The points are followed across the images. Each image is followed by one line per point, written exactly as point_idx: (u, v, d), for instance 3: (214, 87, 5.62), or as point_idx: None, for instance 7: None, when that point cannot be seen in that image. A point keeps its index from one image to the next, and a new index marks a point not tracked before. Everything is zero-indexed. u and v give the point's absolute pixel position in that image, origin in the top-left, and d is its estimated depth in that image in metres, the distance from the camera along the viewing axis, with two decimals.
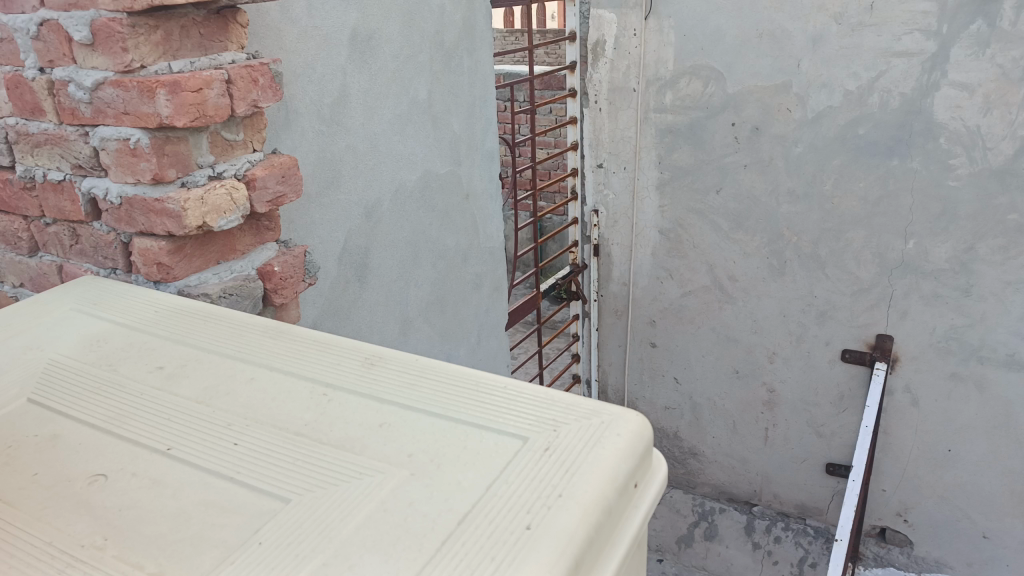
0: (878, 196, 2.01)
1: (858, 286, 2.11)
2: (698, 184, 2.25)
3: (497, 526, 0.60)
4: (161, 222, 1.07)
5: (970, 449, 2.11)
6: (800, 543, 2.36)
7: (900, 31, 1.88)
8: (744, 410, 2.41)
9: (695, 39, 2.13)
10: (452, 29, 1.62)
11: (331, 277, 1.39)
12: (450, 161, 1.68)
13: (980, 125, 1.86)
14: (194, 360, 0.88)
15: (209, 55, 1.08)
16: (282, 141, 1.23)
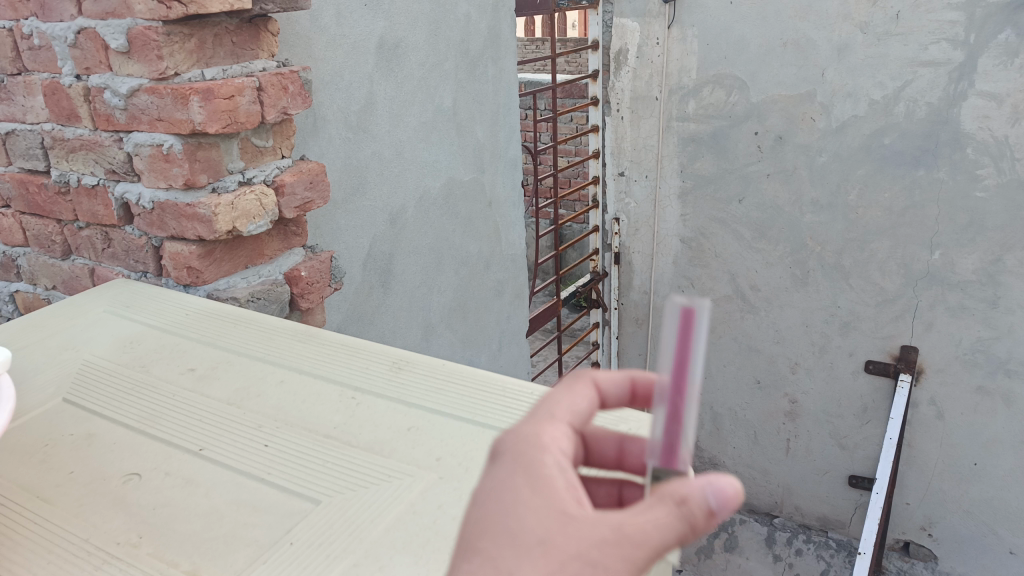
0: (904, 206, 1.99)
1: (882, 297, 2.09)
2: (720, 194, 2.24)
3: None
4: (192, 227, 1.08)
5: (996, 463, 2.07)
6: (822, 556, 2.31)
7: (926, 40, 1.86)
8: (766, 420, 2.40)
9: (718, 48, 2.13)
10: (478, 38, 1.63)
11: (356, 283, 1.41)
12: (474, 169, 1.69)
13: (1008, 136, 1.83)
14: (224, 362, 0.90)
15: (241, 63, 1.10)
16: (309, 148, 1.24)
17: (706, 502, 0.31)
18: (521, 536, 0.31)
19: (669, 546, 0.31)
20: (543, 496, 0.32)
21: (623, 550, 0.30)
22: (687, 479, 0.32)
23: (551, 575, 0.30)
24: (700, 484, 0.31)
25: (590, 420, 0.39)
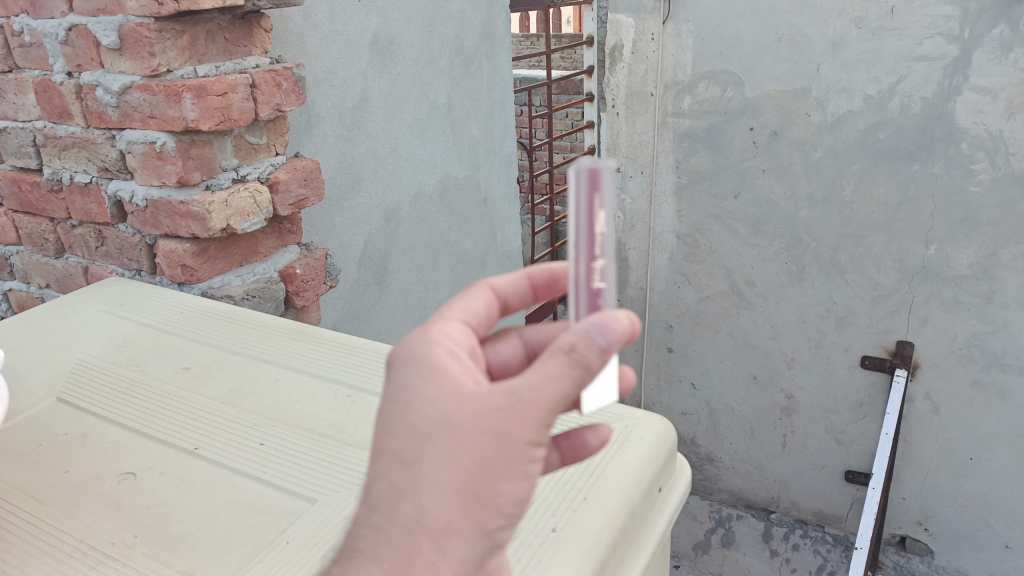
0: (898, 201, 1.86)
1: (877, 292, 1.97)
2: (715, 189, 2.09)
3: (523, 530, 0.62)
4: (185, 225, 1.08)
5: (991, 457, 1.99)
6: (819, 551, 2.26)
7: (920, 35, 1.74)
8: (761, 417, 2.28)
9: (714, 44, 1.97)
10: (472, 34, 1.62)
11: (351, 281, 1.40)
12: (469, 166, 1.68)
13: (1004, 130, 1.71)
14: (219, 361, 0.89)
15: (234, 60, 1.09)
16: (304, 145, 1.24)
17: (595, 342, 0.39)
18: (423, 422, 0.40)
19: (560, 390, 0.39)
20: (438, 385, 0.41)
21: (515, 409, 0.39)
22: (571, 329, 0.40)
23: (451, 444, 0.39)
24: (583, 325, 0.39)
25: (484, 315, 0.48)
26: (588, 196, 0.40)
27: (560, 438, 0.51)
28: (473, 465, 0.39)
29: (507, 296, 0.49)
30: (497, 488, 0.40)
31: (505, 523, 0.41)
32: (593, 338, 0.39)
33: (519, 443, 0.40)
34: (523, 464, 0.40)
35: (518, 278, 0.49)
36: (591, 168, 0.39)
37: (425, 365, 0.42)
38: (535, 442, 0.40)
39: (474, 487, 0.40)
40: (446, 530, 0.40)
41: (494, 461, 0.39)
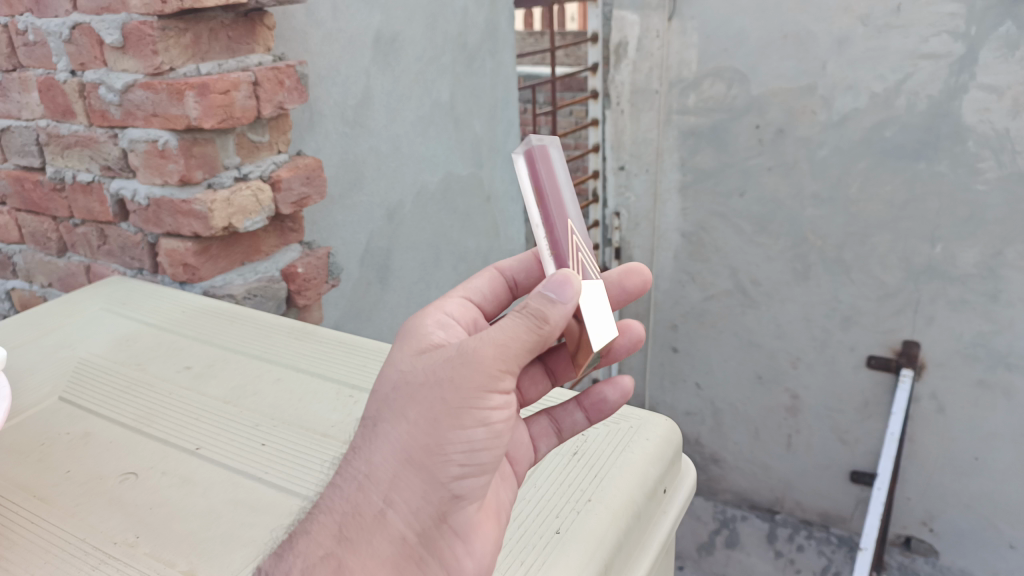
0: (905, 199, 1.85)
1: (883, 291, 1.96)
2: (720, 188, 2.07)
3: (527, 532, 0.62)
4: (188, 223, 1.08)
5: (999, 458, 1.97)
6: (824, 552, 2.23)
7: (927, 32, 1.71)
8: (767, 416, 2.27)
9: (718, 40, 1.94)
10: (476, 31, 1.61)
11: (354, 279, 1.40)
12: (472, 163, 1.68)
13: (1010, 129, 1.69)
14: (221, 360, 0.89)
15: (237, 57, 1.09)
16: (306, 143, 1.23)
17: (544, 295, 0.51)
18: (388, 384, 0.54)
19: (501, 345, 0.51)
20: (410, 352, 0.55)
21: (462, 364, 0.51)
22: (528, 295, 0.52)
23: (403, 399, 0.52)
24: (539, 287, 0.52)
25: (482, 289, 0.66)
26: (531, 166, 0.55)
27: (583, 399, 0.66)
28: (419, 418, 0.51)
29: (513, 275, 0.68)
30: (436, 445, 0.51)
31: (454, 471, 0.53)
32: (542, 292, 0.51)
33: (453, 403, 0.51)
34: (458, 422, 0.51)
35: (522, 261, 0.69)
36: (530, 145, 0.55)
37: (403, 344, 0.56)
38: (477, 393, 0.51)
39: (414, 442, 0.52)
40: (394, 477, 0.52)
41: (439, 415, 0.51)
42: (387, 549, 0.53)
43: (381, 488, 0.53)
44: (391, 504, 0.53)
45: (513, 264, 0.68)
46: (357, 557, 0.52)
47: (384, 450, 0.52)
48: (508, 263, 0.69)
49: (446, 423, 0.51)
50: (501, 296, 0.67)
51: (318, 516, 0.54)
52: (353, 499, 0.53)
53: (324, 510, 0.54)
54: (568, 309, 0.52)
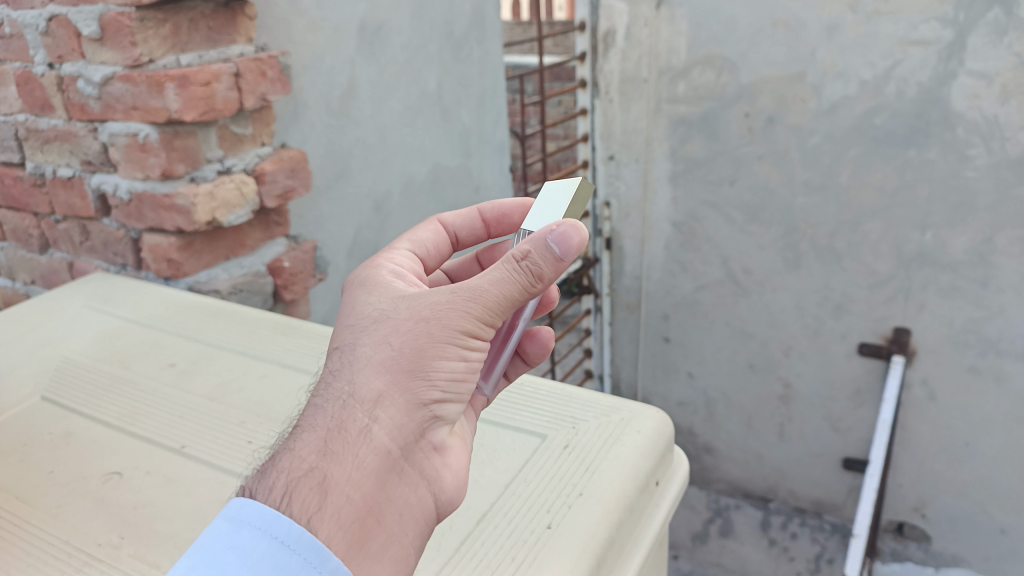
0: (896, 186, 1.80)
1: (874, 278, 1.91)
2: (711, 176, 2.02)
3: (517, 527, 0.61)
4: (170, 218, 1.06)
5: (989, 444, 1.92)
6: (816, 540, 2.22)
7: (916, 18, 1.65)
8: (760, 405, 2.23)
9: (707, 28, 1.89)
10: (462, 20, 1.59)
11: (342, 273, 1.38)
12: (460, 154, 1.66)
13: (999, 115, 1.64)
14: (207, 357, 0.88)
15: (218, 49, 1.07)
16: (290, 135, 1.21)
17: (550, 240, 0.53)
18: (370, 318, 0.55)
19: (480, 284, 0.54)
20: (387, 297, 0.57)
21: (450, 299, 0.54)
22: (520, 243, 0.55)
23: (390, 327, 0.53)
24: (545, 240, 0.53)
25: (427, 239, 0.70)
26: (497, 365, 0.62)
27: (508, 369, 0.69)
28: (403, 346, 0.52)
29: (455, 231, 0.73)
30: (424, 364, 0.52)
31: (434, 398, 0.52)
32: (547, 248, 0.54)
33: (443, 327, 0.53)
34: (446, 342, 0.52)
35: (464, 215, 0.73)
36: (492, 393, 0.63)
37: (372, 292, 0.58)
38: (464, 327, 0.53)
39: (404, 361, 0.52)
40: (379, 394, 0.51)
41: (424, 342, 0.52)
42: (373, 462, 0.50)
43: (367, 404, 0.51)
44: (377, 419, 0.51)
45: (457, 219, 0.73)
46: (343, 470, 0.49)
47: (371, 369, 0.52)
48: (452, 217, 0.73)
49: (435, 345, 0.52)
50: (444, 249, 0.71)
51: (297, 439, 0.51)
52: (336, 415, 0.51)
53: (301, 434, 0.51)
54: (565, 264, 0.54)
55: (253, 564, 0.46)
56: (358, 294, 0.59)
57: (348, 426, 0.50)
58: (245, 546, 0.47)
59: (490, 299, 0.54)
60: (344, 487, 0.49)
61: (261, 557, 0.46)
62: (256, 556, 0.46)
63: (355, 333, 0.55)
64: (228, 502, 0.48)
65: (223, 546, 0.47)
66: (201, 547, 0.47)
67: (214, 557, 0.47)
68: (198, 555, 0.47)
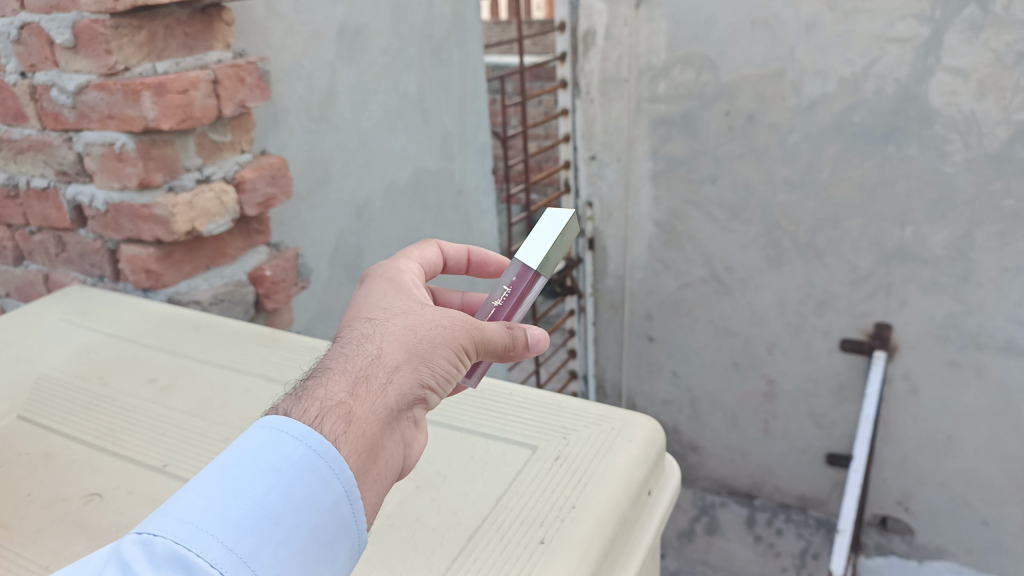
0: (875, 183, 1.80)
1: (855, 275, 1.91)
2: (693, 175, 2.02)
3: (509, 543, 0.60)
4: (149, 228, 1.04)
5: (970, 437, 1.93)
6: (802, 535, 2.22)
7: (894, 16, 1.66)
8: (744, 403, 2.23)
9: (687, 27, 1.89)
10: (442, 21, 1.58)
11: (323, 279, 1.36)
12: (442, 157, 1.65)
13: (976, 111, 1.65)
14: (188, 371, 0.86)
15: (194, 55, 1.05)
16: (270, 141, 1.19)
17: (527, 337, 0.60)
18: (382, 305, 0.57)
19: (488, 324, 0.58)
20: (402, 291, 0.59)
21: (462, 316, 0.56)
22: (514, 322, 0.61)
23: (409, 315, 0.55)
24: (523, 328, 0.61)
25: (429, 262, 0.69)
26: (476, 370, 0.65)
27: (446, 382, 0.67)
28: (421, 337, 0.53)
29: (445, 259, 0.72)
30: (437, 354, 0.53)
31: (432, 390, 0.53)
32: (525, 336, 0.61)
33: (456, 334, 0.54)
34: (455, 347, 0.54)
35: (460, 249, 0.72)
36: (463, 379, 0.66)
37: (390, 288, 0.59)
38: (469, 341, 0.55)
39: (422, 345, 0.53)
40: (399, 360, 0.51)
41: (439, 341, 0.54)
42: (382, 418, 0.50)
43: (390, 366, 0.51)
44: (394, 379, 0.51)
45: (454, 248, 0.72)
46: (364, 412, 0.48)
47: (395, 341, 0.52)
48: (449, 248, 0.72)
49: (447, 344, 0.54)
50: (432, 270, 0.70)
51: (321, 374, 0.50)
52: (362, 366, 0.50)
53: (325, 372, 0.50)
54: (527, 356, 0.61)
55: (292, 463, 0.44)
56: (380, 286, 0.59)
57: (372, 375, 0.50)
58: (282, 450, 0.45)
59: (486, 332, 0.57)
60: (361, 429, 0.48)
61: (298, 463, 0.45)
62: (292, 459, 0.45)
63: (379, 310, 0.56)
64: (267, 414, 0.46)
65: (257, 449, 0.45)
66: (234, 450, 0.45)
67: (249, 458, 0.44)
68: (231, 456, 0.44)
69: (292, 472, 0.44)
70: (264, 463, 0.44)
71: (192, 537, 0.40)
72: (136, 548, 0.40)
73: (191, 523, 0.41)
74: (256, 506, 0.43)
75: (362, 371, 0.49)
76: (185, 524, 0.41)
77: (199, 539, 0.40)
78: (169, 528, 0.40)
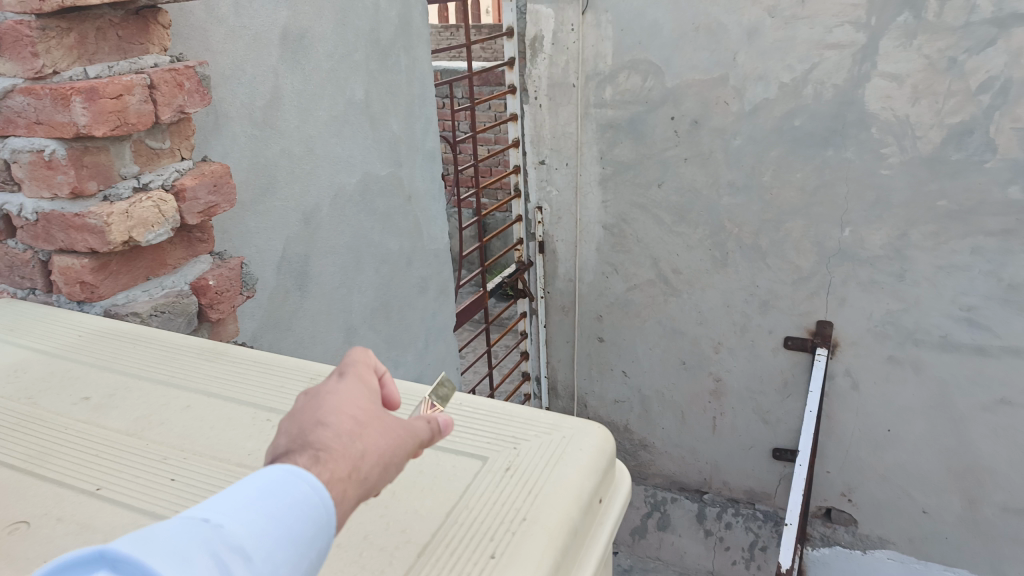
0: (815, 185, 1.85)
1: (798, 275, 1.95)
2: (640, 178, 2.04)
3: (459, 559, 0.59)
4: (82, 239, 1.01)
5: (909, 429, 1.98)
6: (751, 528, 2.23)
7: (831, 22, 1.71)
8: (692, 401, 2.25)
9: (632, 33, 1.91)
10: (388, 26, 1.56)
11: (270, 288, 1.33)
12: (391, 162, 1.63)
13: (910, 115, 1.70)
14: (124, 389, 0.83)
15: (129, 59, 1.01)
16: (212, 148, 1.16)
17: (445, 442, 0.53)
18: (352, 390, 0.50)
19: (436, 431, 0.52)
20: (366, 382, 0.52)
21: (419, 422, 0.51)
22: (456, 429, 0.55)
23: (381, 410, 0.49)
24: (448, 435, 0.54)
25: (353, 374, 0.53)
26: None
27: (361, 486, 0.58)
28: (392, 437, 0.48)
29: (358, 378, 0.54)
30: (401, 460, 0.48)
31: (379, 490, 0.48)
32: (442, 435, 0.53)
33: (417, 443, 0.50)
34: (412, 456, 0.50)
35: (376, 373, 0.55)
36: None
37: (356, 376, 0.51)
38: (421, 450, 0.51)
39: (394, 448, 0.48)
40: (379, 455, 0.46)
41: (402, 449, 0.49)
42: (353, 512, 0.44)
43: (375, 461, 0.46)
44: (372, 475, 0.46)
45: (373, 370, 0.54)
46: (348, 506, 0.43)
47: (379, 435, 0.47)
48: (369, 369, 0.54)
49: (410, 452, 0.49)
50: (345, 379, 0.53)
51: (317, 448, 0.44)
52: (356, 454, 0.45)
53: (322, 445, 0.44)
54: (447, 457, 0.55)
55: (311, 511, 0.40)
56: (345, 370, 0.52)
57: (361, 467, 0.45)
58: (303, 493, 0.41)
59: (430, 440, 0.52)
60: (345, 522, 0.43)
61: (314, 518, 0.40)
62: (312, 504, 0.41)
63: (354, 396, 0.49)
64: (282, 468, 0.41)
65: (283, 486, 0.40)
66: (264, 477, 0.41)
67: (284, 487, 0.40)
68: (265, 480, 0.40)
69: (313, 519, 0.40)
70: (297, 499, 0.40)
71: (258, 537, 0.38)
72: (209, 529, 0.37)
73: (252, 526, 0.38)
74: (300, 534, 0.39)
75: (356, 461, 0.44)
76: (249, 523, 0.38)
77: (256, 545, 0.38)
78: (235, 524, 0.38)
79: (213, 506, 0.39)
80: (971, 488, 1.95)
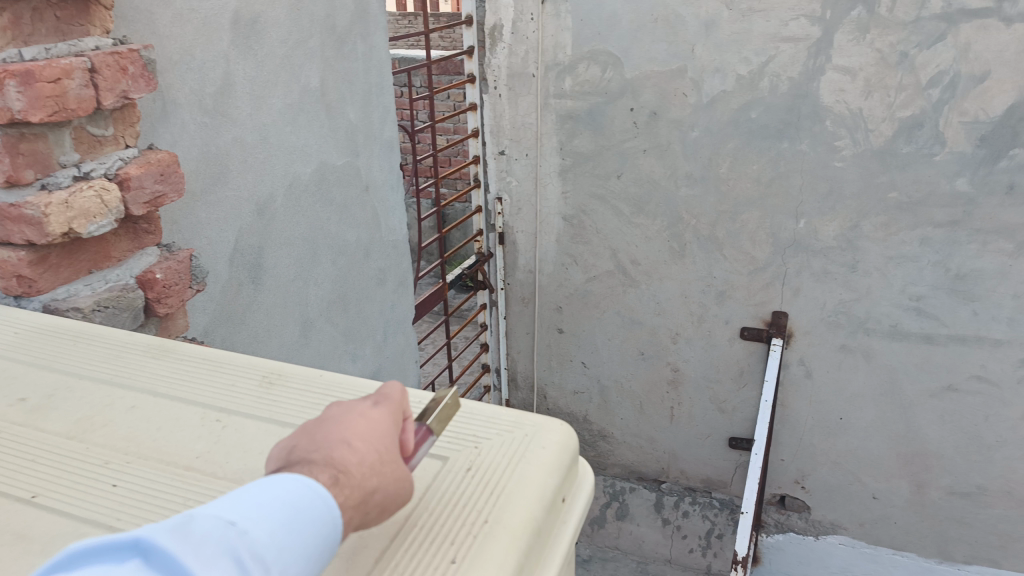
0: (771, 177, 1.86)
1: (754, 266, 1.97)
2: (598, 170, 2.03)
3: (420, 564, 0.57)
4: (19, 230, 0.97)
5: (860, 416, 2.02)
6: (707, 516, 2.28)
7: (787, 15, 1.72)
8: (650, 391, 2.26)
9: (591, 23, 1.90)
10: (344, 12, 1.52)
11: (222, 281, 1.28)
12: (347, 152, 1.59)
13: (863, 108, 1.73)
14: (65, 389, 0.79)
15: (68, 41, 0.97)
16: (159, 136, 1.11)
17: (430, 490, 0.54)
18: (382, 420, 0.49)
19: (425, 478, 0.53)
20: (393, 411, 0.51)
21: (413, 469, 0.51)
22: None
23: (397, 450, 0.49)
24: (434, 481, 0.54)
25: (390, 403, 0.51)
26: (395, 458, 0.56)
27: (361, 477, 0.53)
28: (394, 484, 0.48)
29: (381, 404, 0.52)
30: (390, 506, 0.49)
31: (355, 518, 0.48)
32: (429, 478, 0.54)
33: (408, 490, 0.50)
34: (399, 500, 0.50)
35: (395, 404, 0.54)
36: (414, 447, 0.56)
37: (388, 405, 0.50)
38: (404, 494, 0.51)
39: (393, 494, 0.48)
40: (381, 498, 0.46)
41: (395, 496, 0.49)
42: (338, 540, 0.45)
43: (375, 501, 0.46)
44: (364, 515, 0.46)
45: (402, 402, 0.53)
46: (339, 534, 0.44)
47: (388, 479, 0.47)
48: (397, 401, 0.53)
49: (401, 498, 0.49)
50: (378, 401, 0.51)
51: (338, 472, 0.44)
52: (367, 490, 0.45)
53: (344, 471, 0.44)
54: None
55: (318, 526, 0.41)
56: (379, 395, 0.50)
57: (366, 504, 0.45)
58: (313, 508, 0.41)
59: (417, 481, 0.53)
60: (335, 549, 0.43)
61: (316, 536, 0.41)
62: (322, 520, 0.41)
63: (383, 427, 0.48)
64: (299, 479, 0.41)
65: (298, 496, 0.41)
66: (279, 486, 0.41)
67: (301, 497, 0.41)
68: (281, 488, 0.41)
69: (318, 536, 0.41)
70: (310, 508, 0.41)
71: (276, 536, 0.38)
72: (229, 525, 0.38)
73: (269, 527, 0.39)
74: (310, 543, 0.40)
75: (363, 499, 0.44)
76: (266, 526, 0.39)
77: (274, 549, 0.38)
78: (255, 524, 0.39)
79: (233, 505, 0.39)
80: (918, 472, 2.00)
